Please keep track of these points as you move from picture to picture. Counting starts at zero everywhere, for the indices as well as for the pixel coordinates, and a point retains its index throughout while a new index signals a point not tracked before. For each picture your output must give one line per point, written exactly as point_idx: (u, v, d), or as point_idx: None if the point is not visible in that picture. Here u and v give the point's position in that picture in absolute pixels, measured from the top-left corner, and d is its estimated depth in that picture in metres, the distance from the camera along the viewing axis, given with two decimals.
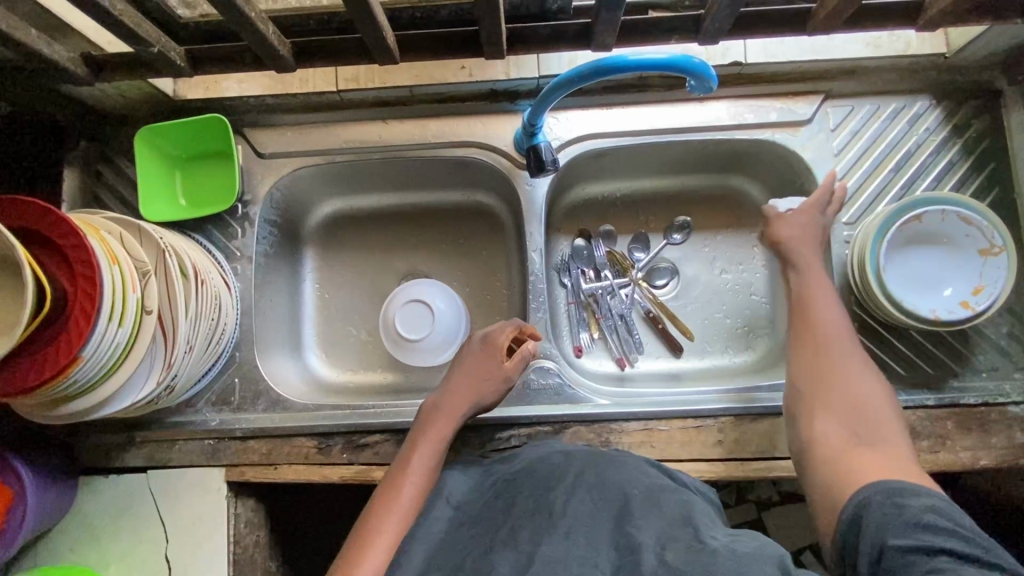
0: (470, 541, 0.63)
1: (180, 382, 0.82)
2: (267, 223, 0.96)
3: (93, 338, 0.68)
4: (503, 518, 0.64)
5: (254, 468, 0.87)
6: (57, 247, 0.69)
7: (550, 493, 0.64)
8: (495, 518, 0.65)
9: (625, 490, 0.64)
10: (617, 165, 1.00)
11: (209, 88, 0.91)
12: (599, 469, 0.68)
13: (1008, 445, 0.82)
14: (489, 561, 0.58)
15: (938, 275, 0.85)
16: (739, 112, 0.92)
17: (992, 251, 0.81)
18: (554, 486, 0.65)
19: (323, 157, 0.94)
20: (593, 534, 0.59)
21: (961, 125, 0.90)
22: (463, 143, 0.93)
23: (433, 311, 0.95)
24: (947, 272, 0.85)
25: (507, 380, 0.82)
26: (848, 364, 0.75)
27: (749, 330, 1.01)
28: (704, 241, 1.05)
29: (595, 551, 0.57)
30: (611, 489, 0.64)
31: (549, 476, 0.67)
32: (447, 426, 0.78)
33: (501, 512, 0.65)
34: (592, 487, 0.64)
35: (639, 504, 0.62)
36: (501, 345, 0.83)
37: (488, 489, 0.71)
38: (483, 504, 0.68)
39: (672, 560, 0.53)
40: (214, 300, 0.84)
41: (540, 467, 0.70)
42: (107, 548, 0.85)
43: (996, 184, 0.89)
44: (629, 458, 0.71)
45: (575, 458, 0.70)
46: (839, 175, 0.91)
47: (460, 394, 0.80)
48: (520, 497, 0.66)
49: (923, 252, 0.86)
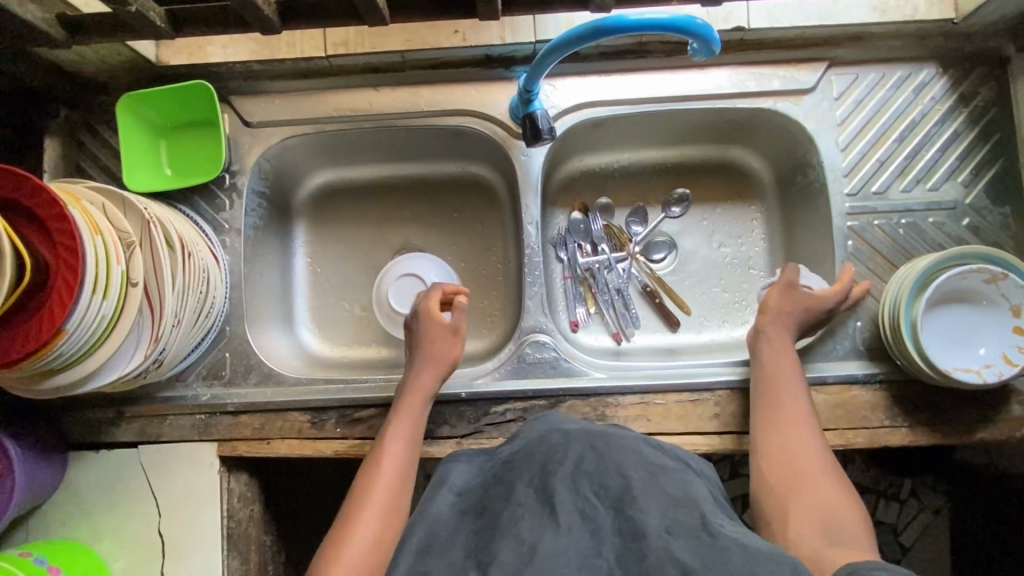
0: (475, 533, 0.59)
1: (169, 356, 0.80)
2: (256, 195, 0.93)
3: (77, 310, 0.66)
4: (503, 504, 0.59)
5: (246, 443, 0.86)
6: (36, 217, 0.67)
7: (551, 480, 0.59)
8: (496, 504, 0.60)
9: (626, 472, 0.59)
10: (615, 135, 0.97)
11: (194, 54, 0.87)
12: (598, 451, 0.62)
13: (1007, 419, 0.82)
14: (492, 551, 0.55)
15: (973, 319, 0.80)
16: (741, 79, 0.89)
17: (998, 278, 0.77)
18: (552, 473, 0.60)
19: (313, 127, 0.91)
20: (595, 522, 0.56)
21: (968, 94, 0.88)
22: (457, 112, 0.90)
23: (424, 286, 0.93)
24: (976, 308, 0.80)
25: (455, 329, 0.83)
26: (797, 420, 0.75)
27: (747, 304, 1.00)
28: (703, 215, 1.03)
29: (599, 539, 0.55)
30: (613, 475, 0.59)
31: (548, 459, 0.62)
32: (420, 397, 0.79)
33: (501, 498, 0.60)
34: (590, 475, 0.59)
35: (641, 487, 0.58)
36: (434, 309, 0.83)
37: (489, 479, 0.65)
38: (484, 495, 0.63)
39: (683, 554, 0.51)
40: (202, 273, 0.82)
41: (535, 449, 0.64)
42: (99, 523, 0.84)
43: (1001, 155, 0.87)
44: (624, 435, 0.66)
45: (575, 438, 0.64)
46: (842, 146, 0.89)
47: (419, 363, 0.81)
48: (518, 484, 0.61)
49: (948, 308, 0.81)
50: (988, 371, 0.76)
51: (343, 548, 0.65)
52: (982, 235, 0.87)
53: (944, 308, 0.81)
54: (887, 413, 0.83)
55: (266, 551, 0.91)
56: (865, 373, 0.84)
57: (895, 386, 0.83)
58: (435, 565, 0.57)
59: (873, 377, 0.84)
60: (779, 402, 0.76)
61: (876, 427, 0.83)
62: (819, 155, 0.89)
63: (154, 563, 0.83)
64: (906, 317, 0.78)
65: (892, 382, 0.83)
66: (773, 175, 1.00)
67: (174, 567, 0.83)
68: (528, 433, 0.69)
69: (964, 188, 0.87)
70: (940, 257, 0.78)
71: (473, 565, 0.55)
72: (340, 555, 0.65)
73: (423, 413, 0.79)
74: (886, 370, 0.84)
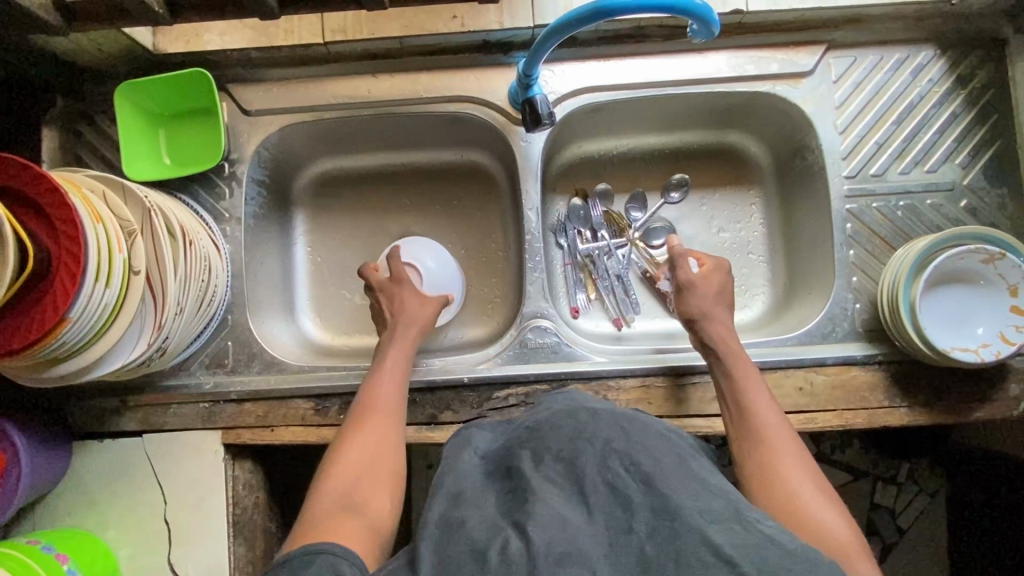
0: (505, 501, 0.58)
1: (172, 345, 0.80)
2: (256, 184, 0.93)
3: (80, 297, 0.67)
4: (531, 473, 0.59)
5: (250, 430, 0.86)
6: (38, 206, 0.67)
7: (580, 457, 0.58)
8: (522, 473, 0.60)
9: (657, 456, 0.58)
10: (614, 121, 0.97)
11: (190, 42, 0.87)
12: (628, 431, 0.60)
13: (1004, 398, 0.83)
14: (527, 513, 0.54)
15: (973, 299, 0.81)
16: (739, 63, 0.89)
17: (995, 258, 0.78)
18: (582, 450, 0.59)
19: (312, 114, 0.91)
20: (625, 499, 0.54)
21: (965, 76, 0.88)
22: (456, 98, 0.90)
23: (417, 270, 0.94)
24: (975, 289, 0.81)
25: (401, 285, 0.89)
26: (772, 420, 0.71)
27: (746, 289, 1.00)
28: (701, 200, 1.03)
29: (630, 514, 0.53)
30: (646, 455, 0.57)
31: (578, 433, 0.61)
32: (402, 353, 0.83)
33: (529, 467, 0.60)
34: (619, 454, 0.57)
35: (675, 469, 0.56)
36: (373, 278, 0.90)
37: (512, 443, 0.65)
38: (506, 457, 0.64)
39: (717, 539, 0.50)
40: (203, 262, 0.82)
41: (563, 423, 0.63)
42: (105, 511, 0.85)
43: (998, 136, 0.88)
44: (642, 418, 0.66)
45: (602, 417, 0.63)
46: (840, 128, 0.89)
47: (393, 323, 0.86)
48: (546, 456, 0.60)
49: (946, 288, 0.82)
50: (985, 351, 0.77)
51: (331, 474, 0.70)
52: (979, 216, 0.87)
53: (942, 290, 0.82)
54: (886, 394, 0.84)
55: (270, 538, 0.92)
56: (863, 354, 0.84)
57: (893, 366, 0.84)
58: (466, 518, 0.56)
59: (872, 358, 0.84)
60: (749, 423, 0.71)
61: (874, 407, 0.83)
62: (817, 138, 0.90)
63: (161, 551, 0.84)
64: (905, 297, 0.79)
65: (891, 363, 0.84)
66: (771, 160, 1.01)
67: (181, 553, 0.84)
68: (552, 411, 0.67)
69: (962, 169, 0.88)
70: (936, 237, 0.78)
71: (508, 524, 0.54)
72: (328, 479, 0.69)
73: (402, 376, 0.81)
74: (884, 351, 0.84)
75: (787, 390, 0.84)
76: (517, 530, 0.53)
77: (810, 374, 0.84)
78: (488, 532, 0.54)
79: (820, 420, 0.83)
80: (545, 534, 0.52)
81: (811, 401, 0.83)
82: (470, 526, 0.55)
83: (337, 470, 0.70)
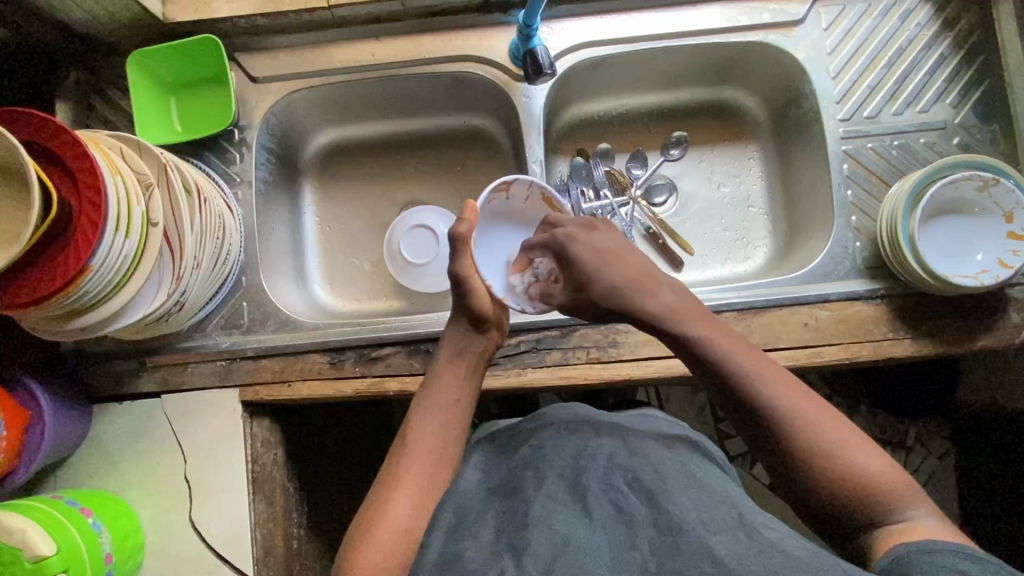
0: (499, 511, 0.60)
1: (190, 299, 0.82)
2: (265, 151, 0.96)
3: (102, 247, 0.68)
4: (533, 492, 0.61)
5: (267, 387, 0.88)
6: (60, 159, 0.68)
7: (584, 474, 0.62)
8: (525, 492, 0.61)
9: (661, 472, 0.61)
10: (613, 79, 1.00)
11: (199, 10, 0.88)
12: (631, 449, 0.65)
13: (1007, 327, 0.84)
14: (524, 538, 0.55)
15: (971, 228, 0.83)
16: (733, 14, 0.92)
17: (990, 184, 0.80)
18: (585, 466, 0.62)
19: (318, 78, 0.94)
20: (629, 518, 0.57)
21: (952, 19, 0.91)
22: (458, 58, 0.93)
23: (473, 264, 0.75)
24: (972, 217, 0.83)
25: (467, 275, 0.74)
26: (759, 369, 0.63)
27: (748, 240, 1.02)
28: (701, 156, 1.06)
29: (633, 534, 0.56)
30: (648, 471, 0.61)
31: (580, 450, 0.65)
32: (450, 388, 0.73)
33: (531, 487, 0.62)
34: (624, 471, 0.62)
35: (676, 485, 0.59)
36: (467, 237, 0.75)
37: (516, 462, 0.67)
38: (512, 473, 0.66)
39: (721, 550, 0.52)
40: (218, 219, 0.84)
41: (568, 441, 0.67)
42: (128, 471, 0.86)
43: (988, 76, 0.90)
44: (654, 437, 0.69)
45: (607, 436, 0.68)
46: (833, 74, 0.91)
47: (444, 349, 0.76)
48: (548, 475, 0.62)
49: (941, 220, 0.84)
50: (985, 276, 0.79)
51: (371, 533, 0.60)
52: (973, 152, 0.89)
53: (939, 220, 0.84)
54: (889, 326, 0.85)
55: (291, 499, 0.92)
56: (867, 289, 0.86)
57: (896, 301, 0.86)
58: (461, 552, 0.57)
59: (875, 293, 0.86)
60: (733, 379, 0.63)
61: (880, 340, 0.85)
62: (811, 84, 0.92)
63: (182, 509, 0.85)
64: (904, 229, 0.81)
65: (893, 297, 0.86)
66: (766, 114, 1.04)
67: (203, 509, 0.85)
68: (558, 425, 0.70)
69: (953, 109, 0.90)
70: (929, 169, 0.81)
71: (505, 549, 0.56)
72: (371, 540, 0.60)
73: (448, 420, 0.70)
74: (886, 284, 0.86)
75: (794, 326, 0.85)
76: (514, 555, 0.54)
77: (814, 310, 0.86)
78: (484, 564, 0.55)
79: (826, 354, 0.85)
80: (541, 560, 0.53)
81: (816, 335, 0.85)
82: (466, 560, 0.56)
83: (381, 525, 0.61)
